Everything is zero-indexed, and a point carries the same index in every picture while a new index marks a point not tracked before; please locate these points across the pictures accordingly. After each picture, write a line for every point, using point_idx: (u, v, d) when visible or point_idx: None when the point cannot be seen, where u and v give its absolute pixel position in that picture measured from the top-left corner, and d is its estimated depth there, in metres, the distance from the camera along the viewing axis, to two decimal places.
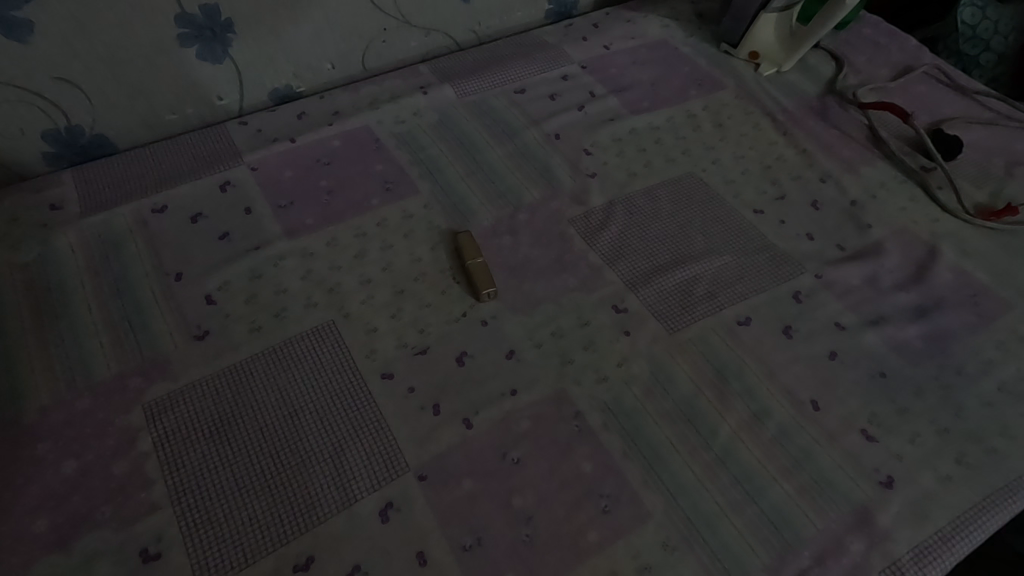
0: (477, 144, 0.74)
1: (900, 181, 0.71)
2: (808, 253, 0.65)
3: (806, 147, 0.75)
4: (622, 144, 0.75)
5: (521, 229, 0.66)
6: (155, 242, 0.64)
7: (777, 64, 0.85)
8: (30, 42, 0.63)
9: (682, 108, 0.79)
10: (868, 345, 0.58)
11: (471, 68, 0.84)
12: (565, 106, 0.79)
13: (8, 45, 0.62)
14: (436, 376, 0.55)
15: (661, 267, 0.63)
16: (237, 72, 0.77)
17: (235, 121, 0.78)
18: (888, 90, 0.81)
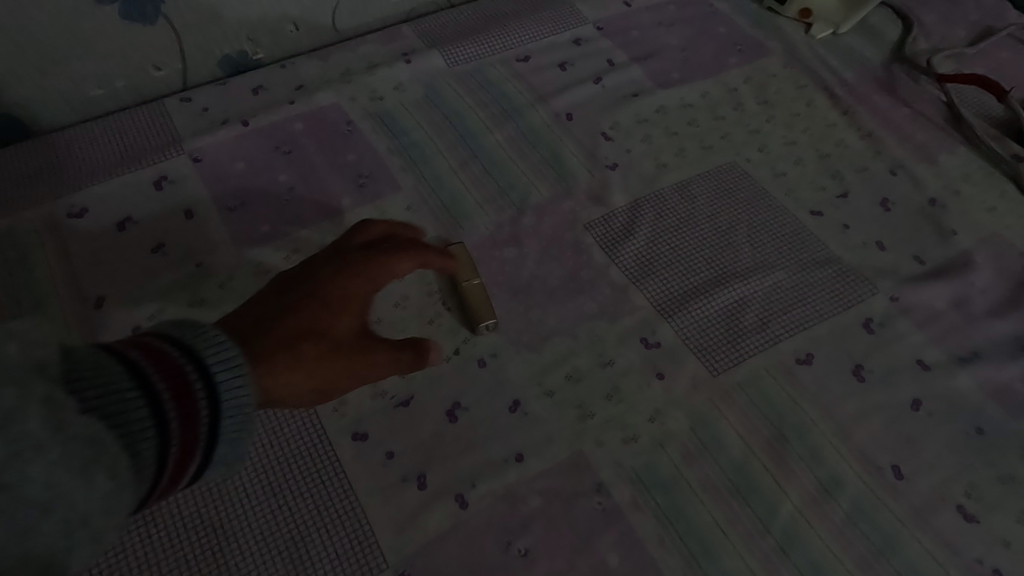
0: (474, 126, 0.61)
1: (987, 175, 0.59)
2: (880, 267, 0.53)
3: (872, 130, 0.62)
4: (650, 126, 0.62)
5: (527, 238, 0.54)
6: (71, 256, 0.51)
7: (834, 25, 0.70)
8: None
9: (721, 81, 0.66)
10: (960, 390, 0.46)
11: (464, 29, 0.70)
12: (579, 78, 0.65)
13: None
14: (421, 436, 0.44)
15: (701, 288, 0.51)
16: (176, 35, 0.62)
17: (176, 96, 0.63)
18: (966, 58, 0.68)
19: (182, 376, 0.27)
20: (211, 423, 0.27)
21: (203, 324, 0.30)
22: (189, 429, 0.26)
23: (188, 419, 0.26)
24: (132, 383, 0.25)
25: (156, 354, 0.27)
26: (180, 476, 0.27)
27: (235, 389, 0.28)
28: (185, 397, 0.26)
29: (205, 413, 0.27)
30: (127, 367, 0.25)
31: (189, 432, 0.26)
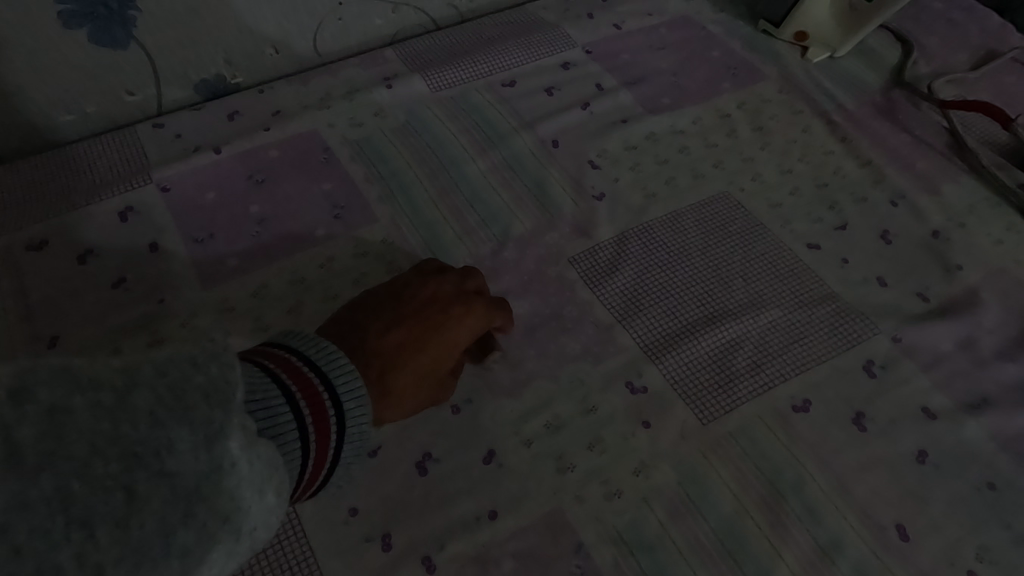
0: (456, 154, 0.59)
1: (993, 206, 0.56)
2: (882, 305, 0.50)
3: (871, 158, 0.59)
4: (639, 153, 0.59)
5: (507, 272, 0.51)
6: (26, 292, 0.49)
7: (830, 48, 0.68)
8: None
9: (713, 106, 0.63)
10: (969, 441, 0.43)
11: (450, 53, 0.68)
12: (565, 103, 0.63)
13: None
14: (388, 490, 0.41)
15: (691, 328, 0.48)
16: (149, 59, 0.60)
17: (148, 122, 0.61)
18: (969, 82, 0.65)
19: (312, 386, 0.33)
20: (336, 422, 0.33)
21: (323, 339, 0.36)
22: (318, 431, 0.32)
23: (317, 422, 0.32)
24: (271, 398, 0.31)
25: (291, 367, 0.33)
26: (319, 467, 0.33)
27: (354, 392, 0.34)
28: (316, 407, 0.32)
29: (332, 417, 0.33)
30: (274, 384, 0.31)
31: (319, 430, 0.32)
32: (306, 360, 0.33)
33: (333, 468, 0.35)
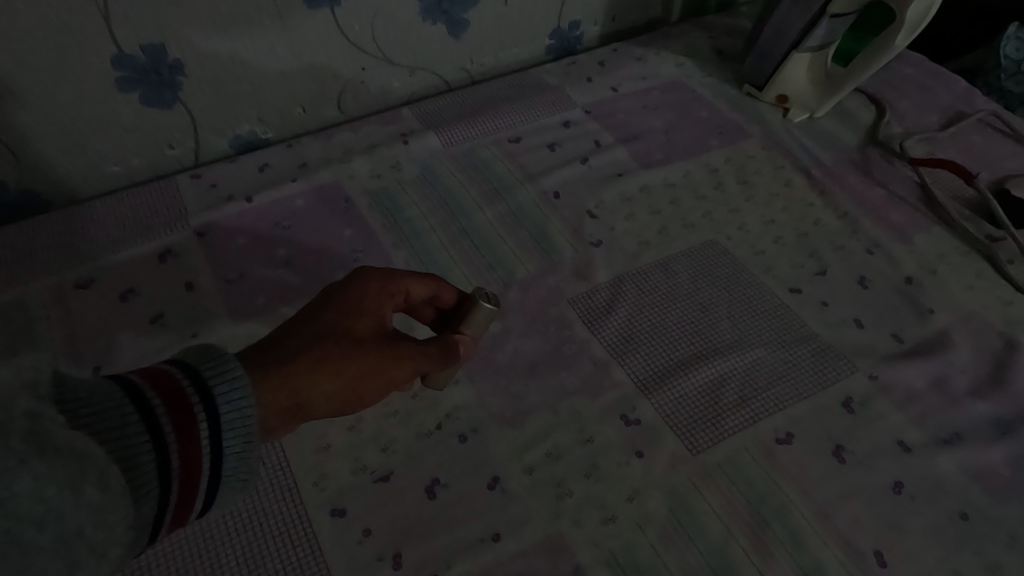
0: (465, 203, 0.64)
1: (963, 254, 0.60)
2: (860, 345, 0.53)
3: (848, 210, 0.64)
4: (633, 204, 0.64)
5: (512, 311, 0.55)
6: (73, 327, 0.53)
7: (809, 109, 0.74)
8: None
9: (702, 162, 0.69)
10: (943, 474, 0.46)
11: (461, 112, 0.75)
12: (566, 158, 0.69)
13: None
14: (399, 512, 0.44)
15: (681, 365, 0.52)
16: (192, 118, 0.67)
17: (187, 173, 0.67)
18: (938, 141, 0.71)
19: (178, 391, 0.31)
20: (215, 426, 0.31)
21: (206, 344, 0.33)
22: (190, 436, 0.30)
23: (188, 427, 0.30)
24: (125, 403, 0.28)
25: (159, 373, 0.31)
26: (193, 484, 0.31)
27: (237, 395, 0.32)
28: (182, 412, 0.30)
29: (205, 441, 0.31)
30: (134, 401, 0.29)
31: (193, 435, 0.30)
32: (180, 364, 0.32)
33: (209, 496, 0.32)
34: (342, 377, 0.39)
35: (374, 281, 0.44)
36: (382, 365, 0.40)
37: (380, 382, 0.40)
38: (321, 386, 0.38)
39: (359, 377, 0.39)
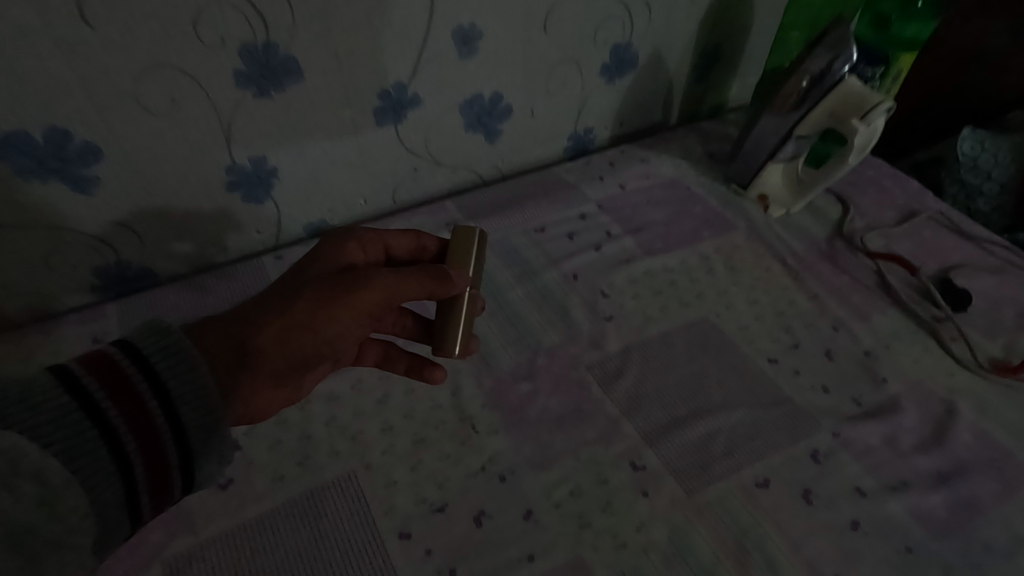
0: (500, 283, 0.78)
1: (914, 332, 0.73)
2: (825, 408, 0.65)
3: (817, 293, 0.77)
4: (638, 286, 0.78)
5: (540, 374, 0.68)
6: None
7: (785, 206, 0.89)
8: (93, 195, 0.69)
9: (695, 250, 0.83)
10: (892, 515, 0.57)
11: (495, 205, 0.90)
12: (583, 246, 0.83)
13: (73, 198, 0.68)
14: (453, 537, 0.55)
15: (678, 421, 0.64)
16: (278, 210, 0.82)
17: (271, 256, 0.83)
18: (895, 235, 0.85)
19: (118, 368, 0.43)
20: (152, 385, 0.44)
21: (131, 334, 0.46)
22: (129, 396, 0.43)
23: (125, 390, 0.43)
24: (61, 387, 0.41)
25: (97, 355, 0.44)
26: (152, 432, 0.43)
27: (171, 358, 0.45)
28: (123, 386, 0.43)
29: (149, 400, 0.43)
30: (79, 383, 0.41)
31: (134, 394, 0.43)
32: (118, 347, 0.45)
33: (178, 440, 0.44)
34: (305, 303, 0.53)
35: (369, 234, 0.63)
36: (327, 295, 0.53)
37: (335, 302, 0.53)
38: (287, 312, 0.52)
39: (315, 300, 0.53)
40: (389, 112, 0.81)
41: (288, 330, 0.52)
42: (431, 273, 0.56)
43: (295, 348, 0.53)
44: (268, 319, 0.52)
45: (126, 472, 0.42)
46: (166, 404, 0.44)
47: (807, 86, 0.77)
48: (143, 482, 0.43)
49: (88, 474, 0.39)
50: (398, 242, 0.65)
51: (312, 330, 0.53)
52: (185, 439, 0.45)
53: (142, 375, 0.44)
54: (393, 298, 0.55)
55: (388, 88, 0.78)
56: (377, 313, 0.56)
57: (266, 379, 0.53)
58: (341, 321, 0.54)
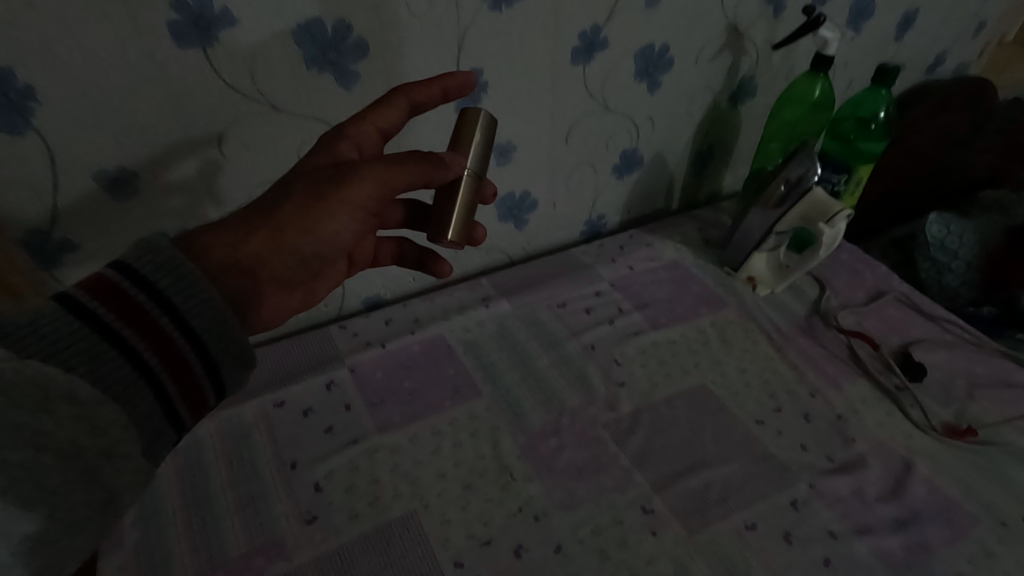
0: (530, 352, 0.93)
1: (879, 399, 0.87)
2: (803, 463, 0.78)
3: (798, 364, 0.91)
4: (646, 355, 0.93)
5: (565, 431, 0.82)
6: (275, 433, 0.81)
7: (771, 286, 1.04)
8: None
9: (693, 325, 0.98)
10: (858, 554, 0.69)
11: (523, 282, 1.06)
12: (598, 320, 0.99)
13: None
14: (498, 566, 0.68)
15: (681, 473, 0.77)
16: (344, 287, 0.98)
17: (335, 325, 0.98)
18: (864, 313, 1.00)
19: (113, 288, 0.49)
20: (157, 301, 0.50)
21: (118, 257, 0.51)
22: (141, 314, 0.49)
23: (133, 310, 0.49)
24: (71, 313, 0.46)
25: (96, 280, 0.49)
26: (164, 337, 0.50)
27: (168, 276, 0.52)
28: (126, 302, 0.49)
29: (150, 307, 0.50)
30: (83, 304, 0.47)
31: (144, 312, 0.49)
32: (112, 268, 0.50)
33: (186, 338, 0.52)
34: (294, 206, 0.61)
35: (360, 123, 0.69)
36: (318, 192, 0.61)
37: (325, 196, 0.61)
38: (279, 213, 0.61)
39: (305, 196, 0.61)
40: None
41: (285, 228, 0.62)
42: (420, 155, 0.62)
43: (297, 242, 0.62)
44: (269, 220, 0.61)
45: (155, 382, 0.49)
46: (173, 315, 0.51)
47: (784, 190, 0.94)
48: (166, 380, 0.50)
49: (119, 388, 0.46)
50: (386, 116, 0.69)
51: (309, 231, 0.62)
52: (200, 342, 0.52)
53: (144, 293, 0.50)
54: (386, 186, 0.61)
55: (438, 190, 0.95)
56: (370, 207, 0.63)
57: (269, 279, 0.64)
58: (333, 219, 0.62)
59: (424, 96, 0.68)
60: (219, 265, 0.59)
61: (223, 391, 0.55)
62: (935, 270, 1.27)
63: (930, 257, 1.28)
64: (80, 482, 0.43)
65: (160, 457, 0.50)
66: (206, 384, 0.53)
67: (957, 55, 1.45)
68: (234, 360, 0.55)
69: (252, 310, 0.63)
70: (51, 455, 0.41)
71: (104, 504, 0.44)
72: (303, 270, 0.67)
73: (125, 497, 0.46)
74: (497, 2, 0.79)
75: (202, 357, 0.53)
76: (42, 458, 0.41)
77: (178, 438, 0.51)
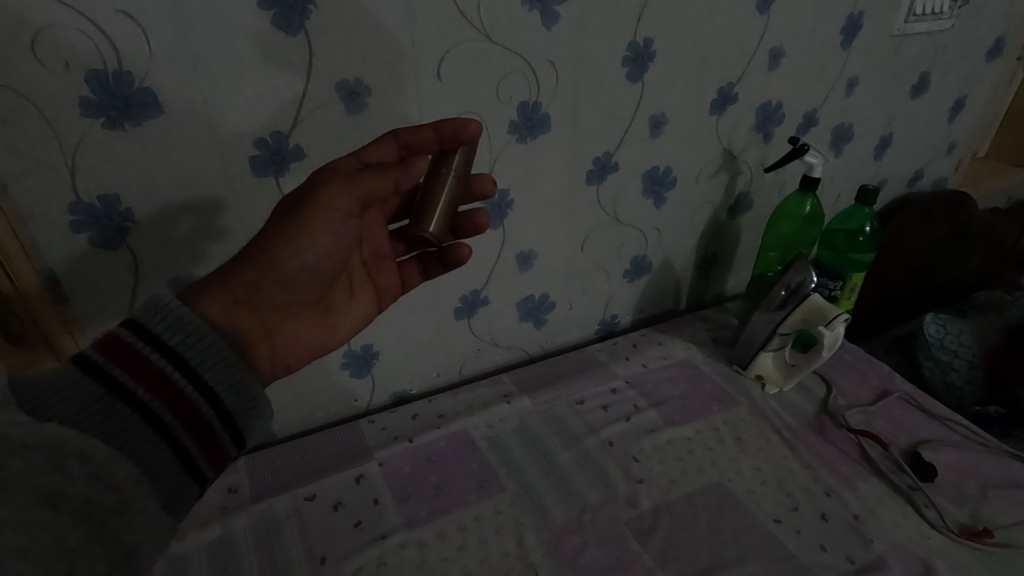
0: (550, 448, 0.97)
1: (893, 498, 0.89)
2: (824, 564, 0.80)
3: (811, 462, 0.94)
4: (663, 451, 0.96)
5: (588, 528, 0.84)
6: (306, 527, 0.83)
7: (779, 384, 1.09)
8: None
9: (707, 422, 1.02)
10: None
11: (542, 379, 1.12)
12: (616, 416, 1.03)
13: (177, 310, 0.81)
14: None
15: (703, 572, 0.78)
16: (374, 383, 1.04)
17: (364, 419, 1.03)
18: (871, 412, 1.04)
19: (125, 348, 0.52)
20: (168, 358, 0.53)
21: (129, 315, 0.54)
22: (153, 371, 0.52)
23: (144, 368, 0.52)
24: (88, 376, 0.49)
25: (109, 340, 0.52)
26: (173, 392, 0.53)
27: (178, 333, 0.54)
28: (137, 362, 0.52)
29: (158, 363, 0.53)
30: (97, 365, 0.50)
31: (156, 369, 0.52)
32: (125, 327, 0.53)
33: (195, 390, 0.54)
34: (273, 224, 0.63)
35: (342, 159, 0.67)
36: (302, 208, 0.63)
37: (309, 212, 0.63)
38: (266, 238, 0.63)
39: (289, 215, 0.63)
40: (466, 309, 1.05)
41: (270, 247, 0.62)
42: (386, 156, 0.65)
43: (287, 265, 0.63)
44: (256, 242, 0.63)
45: (169, 437, 0.52)
46: (184, 368, 0.54)
47: (785, 295, 1.01)
48: (179, 433, 0.53)
49: (133, 446, 0.49)
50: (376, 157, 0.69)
51: (293, 247, 0.63)
52: (212, 394, 0.55)
53: (154, 351, 0.53)
54: (365, 183, 0.63)
55: (466, 293, 1.03)
56: (346, 208, 0.64)
57: (270, 305, 0.65)
58: (313, 228, 0.63)
59: (414, 137, 0.67)
60: (217, 304, 0.60)
61: (240, 438, 0.58)
62: (939, 370, 1.29)
63: (933, 358, 1.31)
64: (95, 540, 0.44)
65: (182, 510, 0.53)
66: (222, 434, 0.56)
67: (935, 171, 1.60)
68: (248, 407, 0.58)
69: (264, 341, 0.66)
70: (67, 513, 0.43)
71: (121, 561, 0.45)
72: (304, 293, 0.67)
73: (140, 555, 0.46)
74: (524, 135, 0.92)
75: (216, 409, 0.55)
76: (59, 514, 0.42)
77: (198, 489, 0.54)
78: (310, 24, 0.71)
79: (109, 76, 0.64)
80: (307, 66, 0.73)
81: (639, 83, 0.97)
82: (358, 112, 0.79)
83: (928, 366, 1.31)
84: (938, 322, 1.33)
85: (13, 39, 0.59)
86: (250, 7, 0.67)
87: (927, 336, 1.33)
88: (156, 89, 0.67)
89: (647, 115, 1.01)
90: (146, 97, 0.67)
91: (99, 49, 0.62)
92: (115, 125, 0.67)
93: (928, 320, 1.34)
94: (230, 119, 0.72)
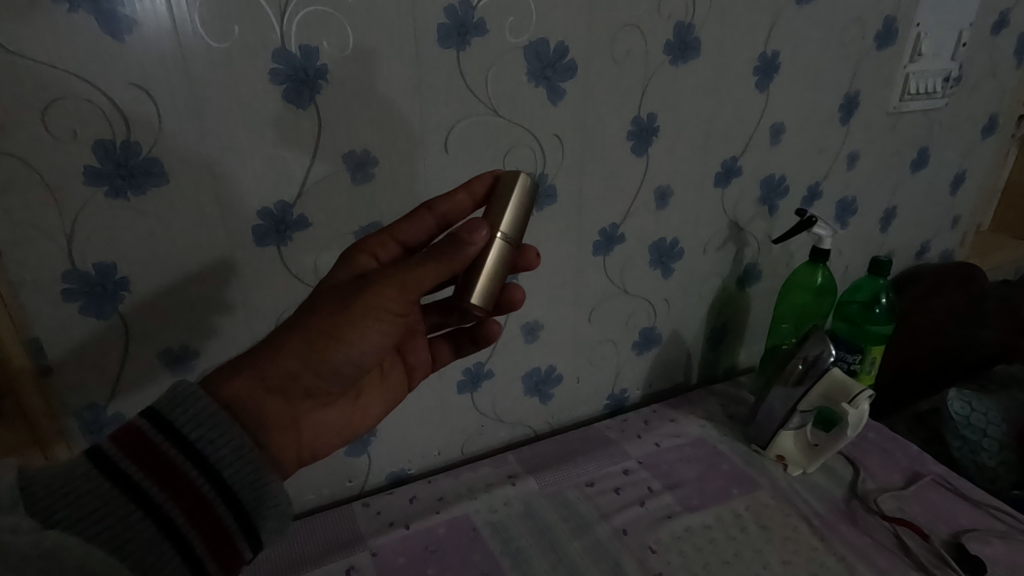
0: (558, 537, 0.89)
1: None
2: None
3: (844, 555, 0.86)
4: (681, 540, 0.88)
5: None
6: None
7: (803, 465, 1.02)
8: (186, 372, 0.78)
9: (727, 507, 0.95)
10: None
11: (550, 459, 1.05)
12: (629, 500, 0.96)
13: (172, 377, 0.77)
14: None
15: None
16: (370, 461, 0.98)
17: (358, 502, 0.96)
18: (904, 497, 0.96)
19: (146, 445, 0.49)
20: (190, 457, 0.50)
21: (152, 405, 0.52)
22: (171, 470, 0.49)
23: (161, 465, 0.49)
24: (104, 474, 0.47)
25: (130, 434, 0.49)
26: (193, 495, 0.50)
27: (199, 426, 0.52)
28: (156, 461, 0.49)
29: (181, 463, 0.50)
30: (117, 464, 0.48)
31: (174, 466, 0.50)
32: (146, 419, 0.50)
33: (216, 494, 0.51)
34: (319, 321, 0.59)
35: (380, 239, 0.70)
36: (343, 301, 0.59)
37: (347, 306, 0.59)
38: (306, 326, 0.59)
39: (330, 309, 0.59)
40: (469, 383, 1.01)
41: (313, 344, 0.59)
42: (435, 253, 0.57)
43: (326, 359, 0.59)
44: (297, 335, 0.58)
45: (179, 542, 0.48)
46: (206, 467, 0.51)
47: (802, 368, 0.97)
48: (195, 539, 0.49)
49: (141, 555, 0.46)
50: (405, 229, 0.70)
51: (337, 343, 0.59)
52: (231, 495, 0.52)
53: (174, 448, 0.50)
54: (411, 281, 0.58)
55: (470, 365, 0.99)
56: (398, 308, 0.60)
57: (302, 395, 0.62)
58: (362, 327, 0.59)
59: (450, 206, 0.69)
60: (250, 389, 0.57)
61: (259, 542, 0.53)
62: (968, 449, 1.20)
63: (962, 436, 1.21)
64: None
65: None
66: (239, 538, 0.52)
67: (941, 244, 1.59)
68: (266, 508, 0.54)
69: (290, 429, 0.63)
70: None
71: None
72: (338, 386, 0.64)
73: None
74: None
75: (234, 513, 0.52)
76: None
77: None
78: (320, 99, 0.72)
79: (116, 145, 0.64)
80: (315, 142, 0.74)
81: (644, 156, 0.98)
82: (364, 183, 0.78)
83: (956, 445, 1.22)
84: (962, 396, 1.26)
85: (24, 108, 0.59)
86: (262, 81, 0.68)
87: (951, 411, 1.24)
88: (162, 158, 0.66)
89: (653, 187, 1.01)
90: (152, 166, 0.66)
91: (109, 119, 0.63)
92: (118, 193, 0.66)
93: (952, 394, 1.26)
94: (234, 189, 0.72)
